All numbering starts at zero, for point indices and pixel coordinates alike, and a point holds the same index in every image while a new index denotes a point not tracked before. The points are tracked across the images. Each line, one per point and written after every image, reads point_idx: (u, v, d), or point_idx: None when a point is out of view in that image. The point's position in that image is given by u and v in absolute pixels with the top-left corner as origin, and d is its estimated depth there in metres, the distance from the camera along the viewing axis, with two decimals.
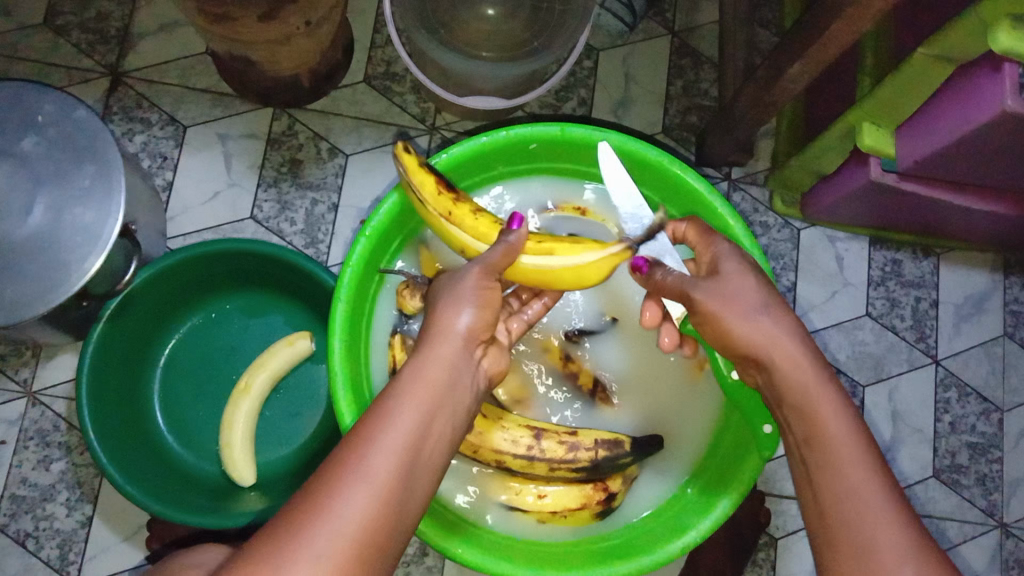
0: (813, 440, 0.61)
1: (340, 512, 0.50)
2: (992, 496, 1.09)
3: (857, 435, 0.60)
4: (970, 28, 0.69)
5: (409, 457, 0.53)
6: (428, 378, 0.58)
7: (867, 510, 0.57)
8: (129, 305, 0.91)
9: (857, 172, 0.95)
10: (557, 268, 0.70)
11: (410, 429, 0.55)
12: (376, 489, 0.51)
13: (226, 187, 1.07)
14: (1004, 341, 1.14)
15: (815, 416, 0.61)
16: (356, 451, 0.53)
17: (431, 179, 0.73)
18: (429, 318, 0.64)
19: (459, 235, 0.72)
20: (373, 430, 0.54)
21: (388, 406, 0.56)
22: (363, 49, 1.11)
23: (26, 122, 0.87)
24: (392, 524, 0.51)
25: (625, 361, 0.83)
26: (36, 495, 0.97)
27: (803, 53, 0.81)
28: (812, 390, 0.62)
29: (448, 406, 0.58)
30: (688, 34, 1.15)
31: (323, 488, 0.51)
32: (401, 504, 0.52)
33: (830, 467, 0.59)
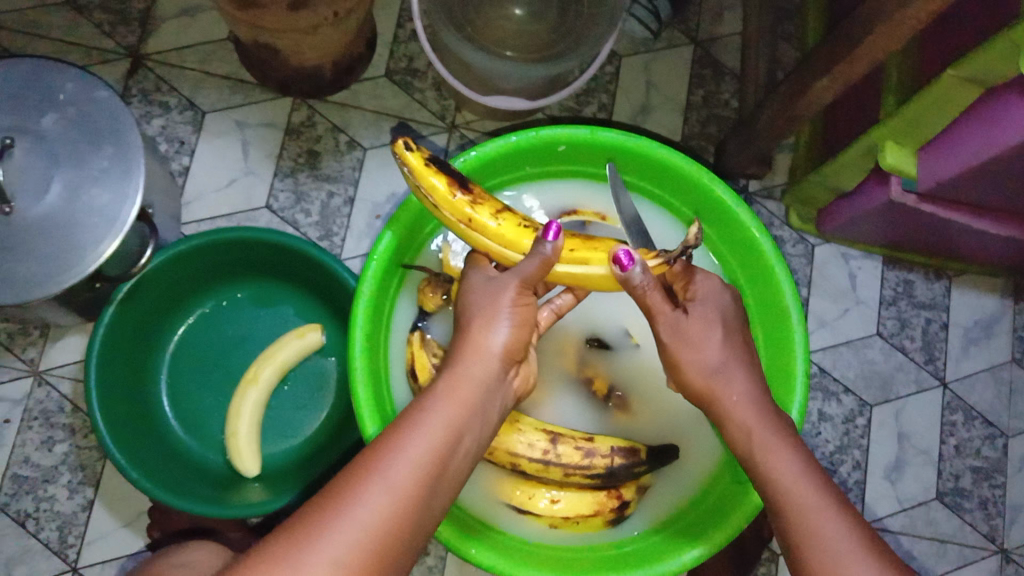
0: (770, 492, 0.61)
1: (364, 510, 0.53)
2: (993, 521, 1.09)
3: (810, 477, 0.60)
4: (998, 56, 0.69)
5: (431, 467, 0.57)
6: (458, 392, 0.62)
7: (825, 548, 0.57)
8: (141, 289, 0.91)
9: (876, 191, 0.95)
10: (591, 278, 0.68)
11: (434, 440, 0.58)
12: (398, 492, 0.55)
13: (242, 175, 1.06)
14: (1012, 366, 1.13)
15: (768, 467, 0.62)
16: (381, 455, 0.56)
17: (443, 180, 0.68)
18: (462, 335, 0.67)
19: (480, 240, 0.70)
20: (401, 439, 0.58)
21: (419, 417, 0.60)
22: (385, 43, 1.10)
23: (47, 100, 0.86)
24: (409, 529, 0.55)
25: (643, 368, 0.83)
26: (38, 476, 0.96)
27: (830, 70, 0.81)
28: (762, 435, 0.64)
29: (471, 422, 0.62)
30: (711, 44, 1.15)
31: (349, 486, 0.54)
32: (420, 509, 0.56)
33: (789, 517, 0.59)
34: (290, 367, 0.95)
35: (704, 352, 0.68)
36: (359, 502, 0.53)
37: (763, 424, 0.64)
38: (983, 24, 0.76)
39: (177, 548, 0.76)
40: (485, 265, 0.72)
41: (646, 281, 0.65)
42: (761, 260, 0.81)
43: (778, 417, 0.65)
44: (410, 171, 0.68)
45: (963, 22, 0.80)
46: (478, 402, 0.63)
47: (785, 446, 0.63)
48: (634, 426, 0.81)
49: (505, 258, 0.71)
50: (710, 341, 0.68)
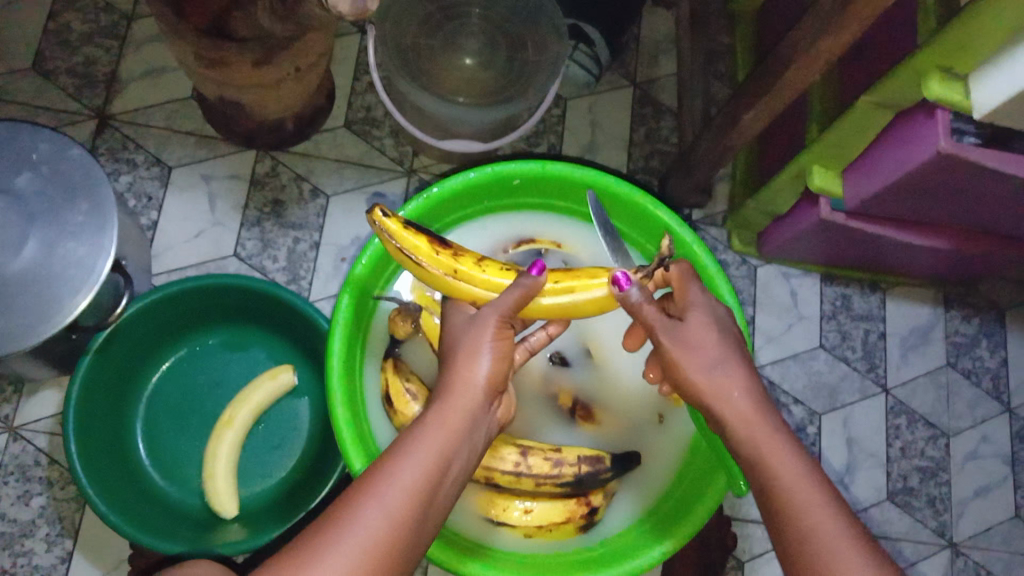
0: (770, 491, 0.64)
1: (358, 534, 0.58)
2: (941, 517, 1.16)
3: (807, 475, 0.64)
4: (902, 82, 0.77)
5: (421, 491, 0.61)
6: (448, 416, 0.66)
7: (813, 518, 0.62)
8: (116, 339, 0.93)
9: (809, 212, 1.03)
10: (578, 305, 0.72)
11: (425, 465, 0.62)
12: (391, 516, 0.59)
13: (210, 225, 1.10)
14: (948, 370, 1.21)
15: (768, 465, 0.65)
16: (375, 480, 0.61)
17: (422, 240, 0.72)
18: (449, 365, 0.69)
19: (462, 286, 0.74)
20: (393, 465, 0.62)
21: (410, 443, 0.64)
22: (343, 96, 1.16)
23: (20, 160, 0.89)
24: (400, 551, 0.59)
25: (605, 380, 0.88)
26: (15, 531, 0.97)
27: (757, 102, 0.88)
28: (760, 434, 0.66)
29: (460, 445, 0.65)
30: (648, 84, 1.24)
31: (346, 512, 0.59)
32: (412, 531, 0.60)
33: (788, 514, 0.63)
34: (264, 408, 0.97)
35: (697, 355, 0.69)
36: (354, 526, 0.58)
37: (760, 421, 0.67)
38: (888, 56, 0.85)
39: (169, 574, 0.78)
40: (465, 305, 0.74)
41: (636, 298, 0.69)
42: (705, 278, 0.88)
43: (771, 416, 0.68)
44: (387, 227, 0.71)
45: (872, 55, 0.88)
46: (464, 427, 0.66)
47: (782, 447, 0.66)
48: (599, 436, 0.85)
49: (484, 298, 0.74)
50: (706, 347, 0.70)
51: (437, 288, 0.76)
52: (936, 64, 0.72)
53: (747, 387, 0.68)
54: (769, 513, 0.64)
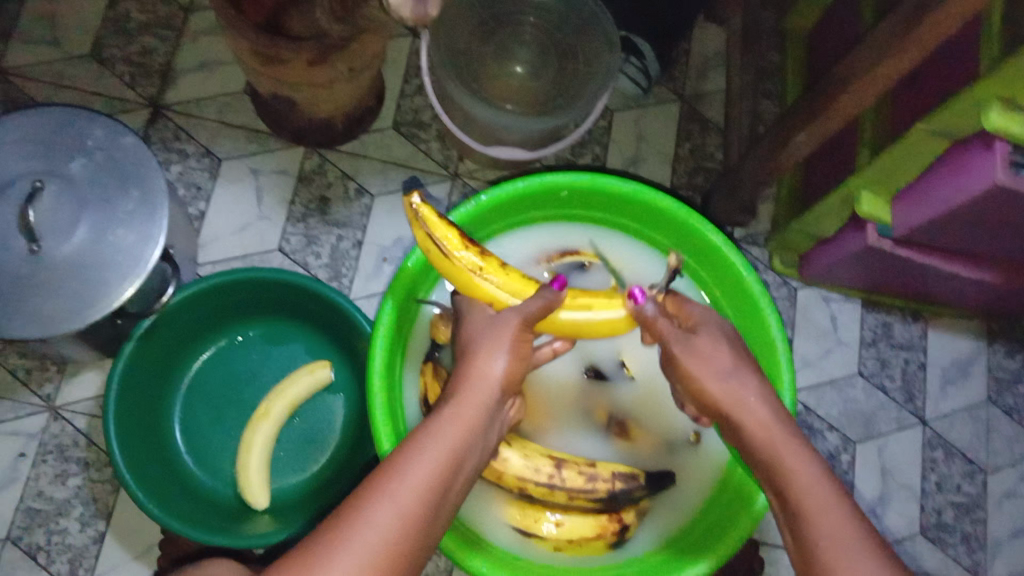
0: (786, 493, 0.64)
1: (371, 531, 0.57)
2: (975, 555, 1.13)
3: (823, 481, 0.63)
4: (961, 111, 0.75)
5: (435, 485, 0.61)
6: (460, 414, 0.66)
7: (839, 547, 0.59)
8: (159, 326, 0.95)
9: (855, 238, 1.02)
10: (594, 324, 0.73)
11: (438, 462, 0.62)
12: (403, 512, 0.58)
13: (256, 219, 1.11)
14: (988, 405, 1.19)
15: (786, 467, 0.64)
16: (387, 477, 0.60)
17: (455, 233, 0.72)
18: (464, 362, 0.70)
19: (481, 283, 0.73)
20: (404, 462, 0.61)
21: (420, 441, 0.64)
22: (392, 97, 1.17)
23: (76, 146, 0.91)
24: (413, 548, 0.58)
25: (641, 399, 0.87)
26: (51, 509, 0.98)
27: (808, 125, 0.87)
28: (778, 437, 0.66)
29: (471, 444, 0.65)
30: (697, 100, 1.23)
31: (356, 509, 0.58)
32: (423, 528, 0.59)
33: (804, 516, 0.61)
34: (299, 402, 0.98)
35: (717, 372, 0.69)
36: (366, 523, 0.57)
37: (789, 448, 0.65)
38: (947, 85, 0.83)
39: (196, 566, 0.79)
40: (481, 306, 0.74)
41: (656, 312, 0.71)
42: (751, 300, 0.87)
43: (800, 442, 0.66)
44: (425, 216, 0.70)
45: (931, 82, 0.87)
46: (475, 427, 0.66)
47: (798, 452, 0.65)
48: (627, 451, 0.85)
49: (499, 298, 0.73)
50: (719, 355, 0.70)
51: (456, 283, 0.75)
52: (997, 92, 0.70)
53: (772, 412, 0.67)
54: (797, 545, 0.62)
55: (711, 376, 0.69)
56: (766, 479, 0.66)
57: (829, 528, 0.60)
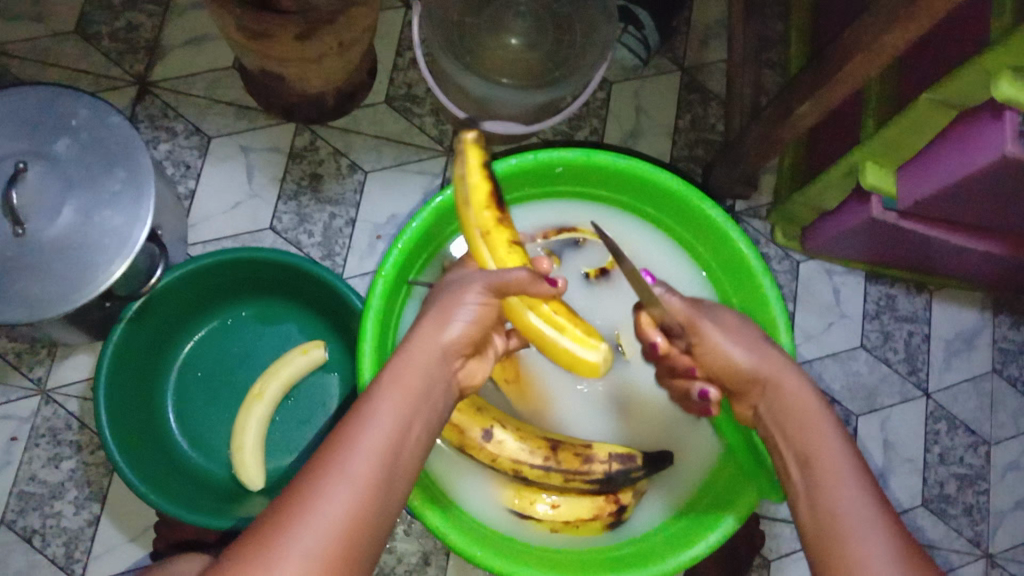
0: (812, 459, 0.63)
1: (327, 507, 0.53)
2: (978, 526, 1.12)
3: (850, 456, 0.63)
4: (972, 79, 0.72)
5: (390, 455, 0.57)
6: (404, 380, 0.62)
7: (855, 515, 0.58)
8: (147, 307, 0.93)
9: (858, 209, 1.00)
10: (559, 345, 0.69)
11: (388, 429, 0.58)
12: (358, 484, 0.54)
13: (247, 197, 1.10)
14: (993, 377, 1.18)
15: (817, 437, 0.64)
16: (338, 449, 0.56)
17: (485, 185, 0.69)
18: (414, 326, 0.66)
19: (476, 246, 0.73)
20: (353, 432, 0.57)
21: (365, 408, 0.59)
22: (385, 71, 1.14)
23: (60, 126, 0.89)
24: (373, 523, 0.54)
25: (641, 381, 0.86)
26: (45, 492, 0.99)
27: (811, 95, 0.85)
28: (813, 413, 0.66)
29: (420, 408, 0.62)
30: (697, 70, 1.20)
31: (308, 485, 0.54)
32: (382, 497, 0.56)
33: (824, 482, 0.61)
34: (293, 382, 0.97)
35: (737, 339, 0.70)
36: (321, 499, 0.53)
37: (820, 419, 0.66)
38: (956, 52, 0.81)
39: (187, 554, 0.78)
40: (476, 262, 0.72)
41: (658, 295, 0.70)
42: (751, 277, 0.85)
43: (833, 416, 0.66)
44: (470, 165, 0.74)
45: (941, 49, 0.84)
46: (422, 391, 0.62)
47: (828, 427, 0.65)
48: (629, 431, 0.85)
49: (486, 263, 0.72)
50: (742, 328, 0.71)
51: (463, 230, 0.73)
52: (1006, 61, 0.67)
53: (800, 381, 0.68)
54: (810, 511, 0.61)
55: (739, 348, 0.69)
56: (792, 447, 0.66)
57: (848, 496, 0.59)
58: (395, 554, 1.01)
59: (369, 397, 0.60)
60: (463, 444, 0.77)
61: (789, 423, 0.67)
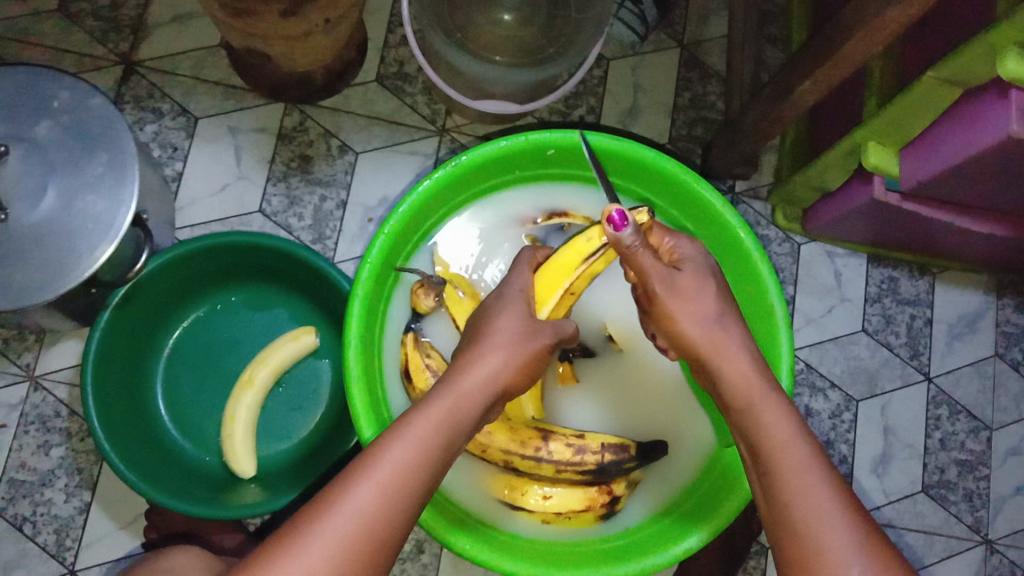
0: (759, 449, 0.60)
1: (349, 515, 0.54)
2: (978, 512, 1.11)
3: (800, 439, 0.60)
4: (978, 56, 0.69)
5: (421, 467, 0.58)
6: (454, 397, 0.63)
7: (812, 509, 0.56)
8: (136, 294, 0.92)
9: (861, 190, 0.97)
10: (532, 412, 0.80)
11: (424, 447, 0.59)
12: (383, 492, 0.56)
13: (236, 179, 1.08)
14: (995, 360, 1.16)
15: (760, 423, 0.61)
16: (366, 459, 0.58)
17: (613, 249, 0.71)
18: (465, 353, 0.67)
19: (557, 287, 0.72)
20: (391, 441, 0.59)
21: (408, 420, 0.61)
22: (376, 49, 1.12)
23: (40, 108, 0.87)
24: (389, 534, 0.55)
25: (644, 374, 0.85)
26: (35, 480, 0.99)
27: (813, 72, 0.81)
28: (758, 393, 0.62)
29: (460, 430, 0.62)
30: (696, 47, 1.17)
31: (334, 491, 0.55)
32: (404, 508, 0.57)
33: (774, 472, 0.59)
34: (284, 370, 0.95)
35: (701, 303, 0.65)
36: (341, 506, 0.54)
37: (768, 398, 0.62)
38: (964, 28, 0.78)
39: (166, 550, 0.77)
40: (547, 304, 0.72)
41: (637, 242, 0.63)
42: (748, 263, 0.83)
43: (777, 396, 0.62)
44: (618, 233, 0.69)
45: (947, 25, 0.81)
46: (455, 410, 0.62)
47: (773, 408, 0.61)
48: (631, 421, 0.84)
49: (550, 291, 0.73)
50: (704, 296, 0.66)
51: (562, 272, 0.72)
52: (1015, 38, 0.64)
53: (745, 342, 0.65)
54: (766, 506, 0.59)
55: (691, 317, 0.65)
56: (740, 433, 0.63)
57: (800, 487, 0.57)
58: None
59: (415, 409, 0.62)
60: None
61: (734, 403, 0.63)
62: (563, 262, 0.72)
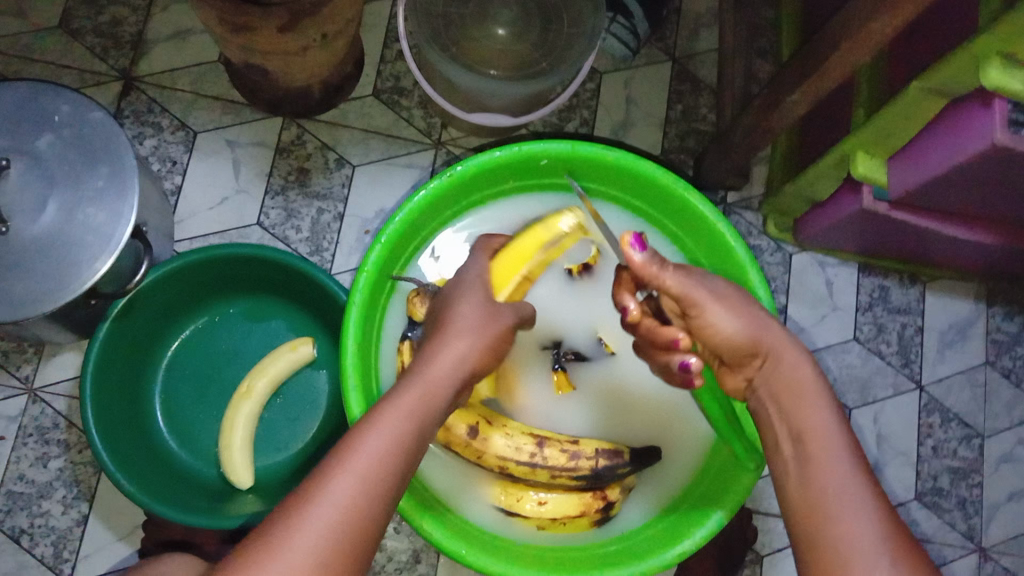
0: (806, 435, 0.63)
1: (329, 507, 0.54)
2: (971, 520, 1.12)
3: (842, 434, 0.63)
4: (961, 66, 0.71)
5: (397, 456, 0.59)
6: (418, 386, 0.64)
7: (846, 498, 0.59)
8: (135, 304, 0.93)
9: (851, 199, 0.99)
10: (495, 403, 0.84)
11: (399, 437, 0.60)
12: (364, 484, 0.56)
13: (234, 193, 1.09)
14: (987, 368, 1.17)
15: (808, 413, 0.64)
16: (342, 451, 0.58)
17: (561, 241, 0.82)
18: (432, 339, 0.69)
19: (514, 273, 0.78)
20: (365, 433, 0.59)
21: (378, 411, 0.61)
22: (372, 64, 1.13)
23: (43, 121, 0.88)
24: (373, 521, 0.56)
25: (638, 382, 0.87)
26: (33, 492, 0.99)
27: (802, 84, 0.83)
28: (808, 388, 0.66)
29: (430, 416, 0.63)
30: (688, 61, 1.19)
31: (314, 486, 0.56)
32: (384, 500, 0.57)
33: (816, 459, 0.62)
34: (281, 380, 0.96)
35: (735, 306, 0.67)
36: (324, 498, 0.55)
37: (815, 391, 0.65)
38: (949, 41, 0.80)
39: (162, 560, 0.78)
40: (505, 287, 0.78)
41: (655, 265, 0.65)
42: (738, 271, 0.85)
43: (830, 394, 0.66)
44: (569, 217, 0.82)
45: (931, 38, 0.83)
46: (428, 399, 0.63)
47: (821, 402, 0.65)
48: (625, 428, 0.85)
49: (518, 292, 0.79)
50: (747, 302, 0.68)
51: (515, 259, 0.79)
52: (997, 48, 0.66)
53: (784, 338, 0.67)
54: (800, 487, 0.62)
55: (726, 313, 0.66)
56: (785, 418, 0.65)
57: (838, 479, 0.60)
58: (385, 552, 1.00)
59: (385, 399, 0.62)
60: (450, 440, 0.77)
61: (782, 394, 0.66)
62: (514, 249, 0.80)
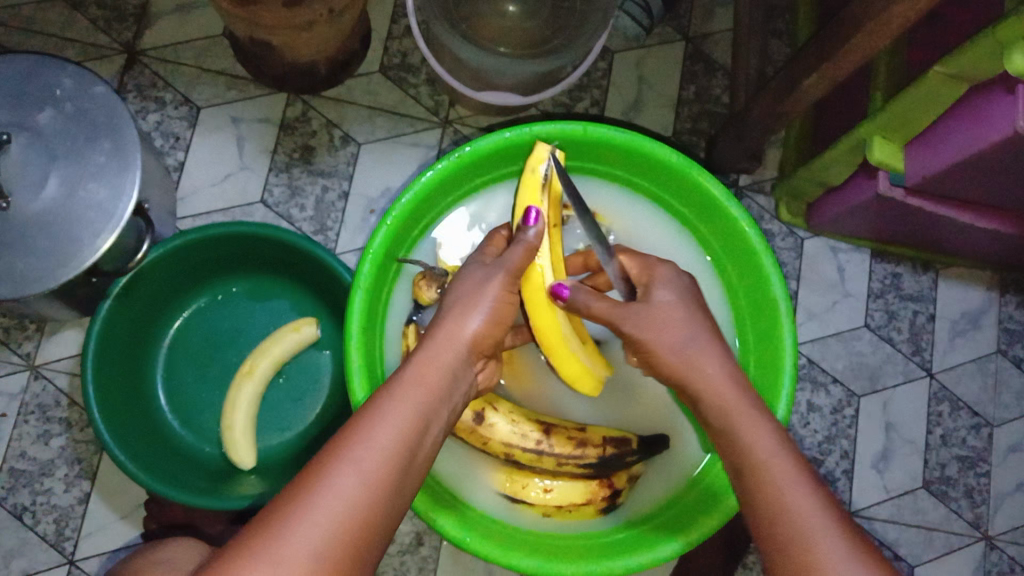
0: (745, 469, 0.60)
1: (333, 500, 0.52)
2: (978, 509, 1.11)
3: (786, 456, 0.60)
4: (984, 51, 0.69)
5: (403, 449, 0.57)
6: (421, 378, 0.62)
7: (800, 522, 0.55)
8: (138, 283, 0.91)
9: (866, 185, 0.97)
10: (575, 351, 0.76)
11: (401, 425, 0.58)
12: (368, 478, 0.54)
13: (238, 170, 1.07)
14: (998, 358, 1.15)
15: (747, 442, 0.61)
16: (346, 442, 0.56)
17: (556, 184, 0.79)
18: (437, 327, 0.68)
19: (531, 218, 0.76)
20: (369, 425, 0.57)
21: (382, 403, 0.60)
22: (380, 39, 1.11)
23: (43, 95, 0.86)
24: (381, 514, 0.54)
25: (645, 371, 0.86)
26: (35, 469, 0.99)
27: (819, 67, 0.81)
28: (743, 416, 0.63)
29: (433, 406, 0.61)
30: (702, 40, 1.16)
31: (314, 477, 0.53)
32: (390, 496, 0.55)
33: (763, 488, 0.58)
34: (285, 361, 0.95)
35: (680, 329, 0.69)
36: (328, 491, 0.52)
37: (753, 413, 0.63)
38: (973, 24, 0.77)
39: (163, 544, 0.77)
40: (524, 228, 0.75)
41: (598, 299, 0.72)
42: (752, 257, 0.83)
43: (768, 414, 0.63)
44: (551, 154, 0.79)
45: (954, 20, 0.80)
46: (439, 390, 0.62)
47: (761, 427, 0.62)
48: (631, 416, 0.85)
49: (535, 285, 0.75)
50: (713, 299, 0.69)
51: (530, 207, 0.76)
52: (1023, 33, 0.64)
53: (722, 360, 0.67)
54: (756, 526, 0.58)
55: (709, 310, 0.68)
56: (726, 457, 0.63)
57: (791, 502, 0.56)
58: None
59: (388, 390, 0.61)
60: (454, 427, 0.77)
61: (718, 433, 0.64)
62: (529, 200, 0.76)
